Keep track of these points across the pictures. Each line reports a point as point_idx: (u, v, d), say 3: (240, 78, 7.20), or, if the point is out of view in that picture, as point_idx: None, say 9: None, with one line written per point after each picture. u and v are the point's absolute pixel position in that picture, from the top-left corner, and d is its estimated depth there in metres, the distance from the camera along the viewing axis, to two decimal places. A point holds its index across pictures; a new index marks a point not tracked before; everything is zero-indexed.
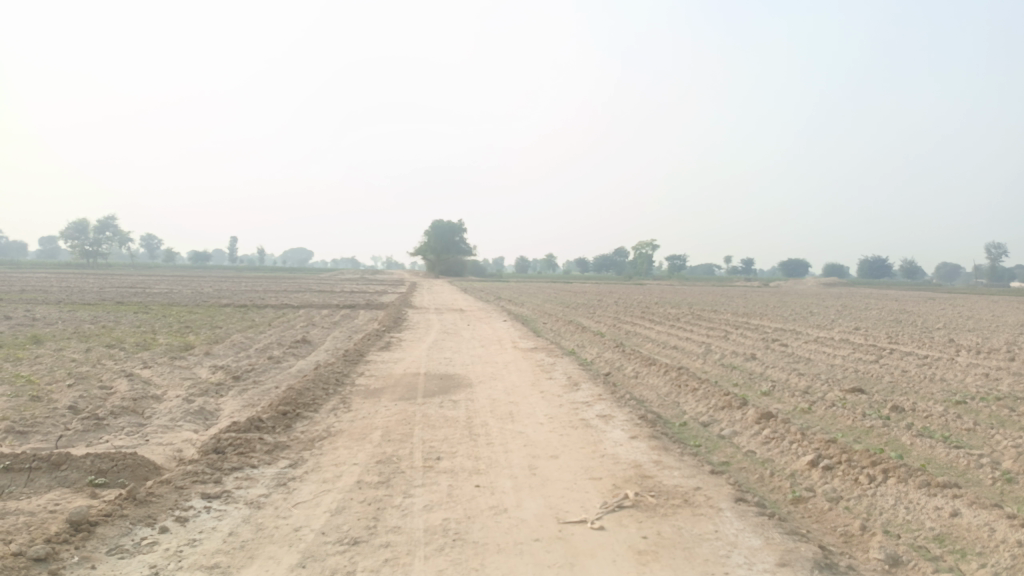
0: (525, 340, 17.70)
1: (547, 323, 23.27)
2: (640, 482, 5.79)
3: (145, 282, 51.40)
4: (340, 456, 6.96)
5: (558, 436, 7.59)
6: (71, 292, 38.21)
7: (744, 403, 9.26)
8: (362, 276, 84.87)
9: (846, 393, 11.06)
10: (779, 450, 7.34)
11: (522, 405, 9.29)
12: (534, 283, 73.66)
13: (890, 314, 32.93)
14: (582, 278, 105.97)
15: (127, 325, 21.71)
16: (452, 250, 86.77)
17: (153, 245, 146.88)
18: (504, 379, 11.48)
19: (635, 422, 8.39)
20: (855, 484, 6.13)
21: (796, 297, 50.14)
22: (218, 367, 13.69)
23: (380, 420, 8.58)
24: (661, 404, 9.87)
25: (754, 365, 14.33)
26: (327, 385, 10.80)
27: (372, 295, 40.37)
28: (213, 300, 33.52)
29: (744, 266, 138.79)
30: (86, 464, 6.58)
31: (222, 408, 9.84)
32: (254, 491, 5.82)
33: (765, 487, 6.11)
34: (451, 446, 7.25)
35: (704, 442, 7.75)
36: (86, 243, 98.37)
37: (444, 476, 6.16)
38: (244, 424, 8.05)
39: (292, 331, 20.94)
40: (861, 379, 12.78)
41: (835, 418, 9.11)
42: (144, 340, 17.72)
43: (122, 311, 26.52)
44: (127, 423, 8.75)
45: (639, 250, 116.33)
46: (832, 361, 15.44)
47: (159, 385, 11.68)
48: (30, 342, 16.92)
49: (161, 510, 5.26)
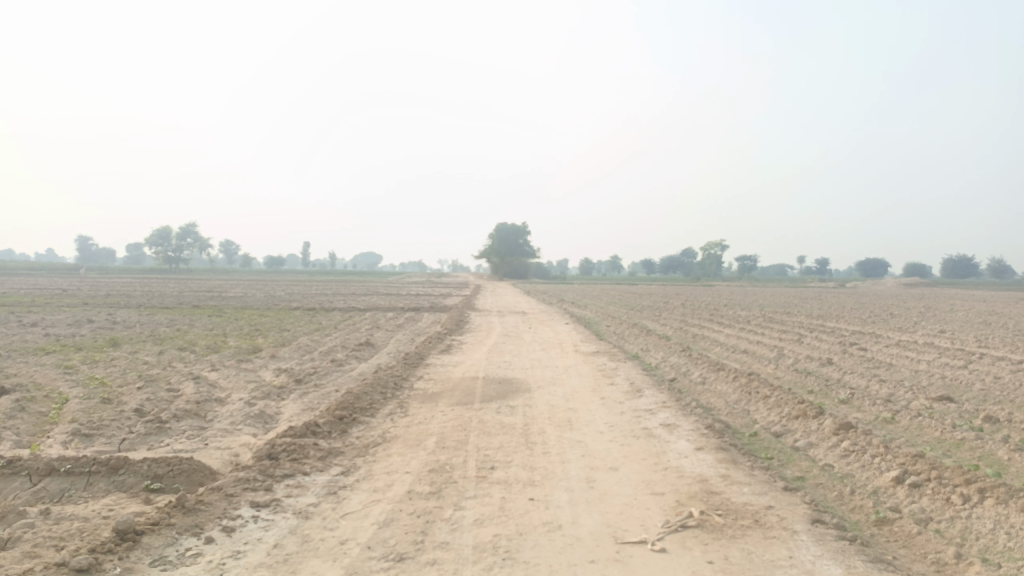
0: (587, 344, 17.35)
1: (611, 326, 22.79)
2: (706, 499, 5.39)
3: (220, 287, 53.25)
4: (393, 463, 6.78)
5: (618, 446, 7.24)
6: (151, 296, 39.84)
7: (820, 413, 8.68)
8: (428, 279, 85.83)
9: (932, 401, 10.29)
10: (859, 465, 6.79)
11: (582, 412, 8.95)
12: (599, 285, 72.97)
13: (977, 315, 31.06)
14: (649, 279, 104.43)
15: (199, 328, 22.30)
16: (517, 253, 86.89)
17: (230, 250, 152.17)
18: (565, 384, 11.17)
19: (701, 431, 7.94)
20: (947, 505, 5.57)
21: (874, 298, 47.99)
22: (281, 370, 13.81)
23: (435, 426, 8.40)
24: (730, 412, 9.37)
25: (830, 371, 13.57)
26: (385, 389, 10.69)
27: (437, 297, 40.61)
28: (283, 304, 34.30)
29: (818, 266, 134.11)
30: (144, 468, 6.60)
31: (282, 412, 9.84)
32: (303, 500, 5.68)
33: (845, 506, 5.61)
34: (506, 455, 6.98)
35: (776, 455, 7.25)
36: (167, 250, 102.76)
37: (497, 488, 5.90)
38: (299, 429, 7.98)
39: (356, 333, 21.11)
40: (949, 386, 11.91)
41: (921, 429, 8.44)
42: (214, 343, 18.13)
43: (197, 314, 27.36)
44: (188, 427, 8.82)
45: (707, 250, 113.84)
46: (916, 366, 14.49)
47: (223, 388, 11.84)
48: (108, 345, 17.52)
49: (208, 520, 5.17)
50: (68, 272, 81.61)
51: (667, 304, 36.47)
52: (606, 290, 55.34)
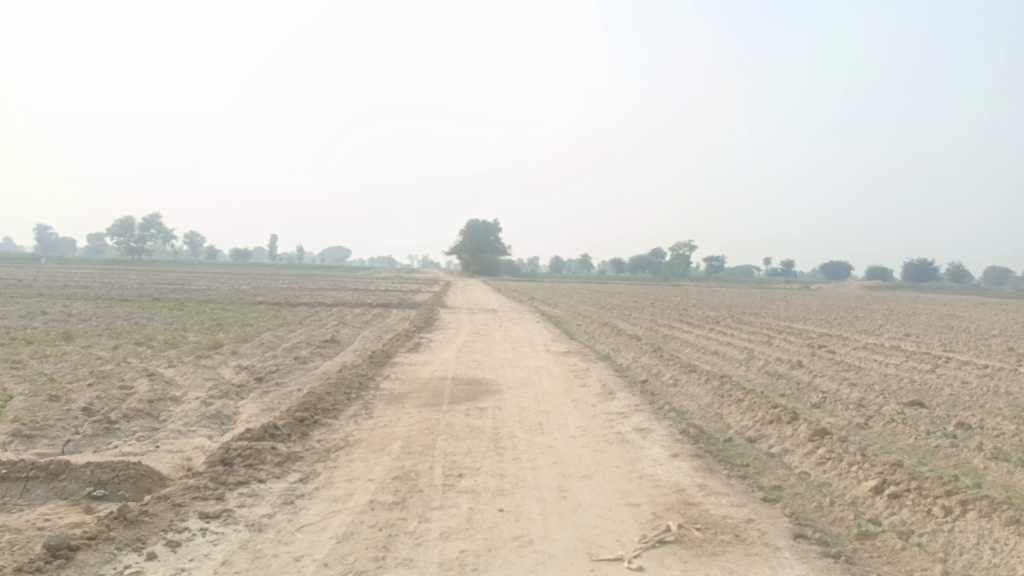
0: (558, 343, 17.11)
1: (581, 325, 22.62)
2: (684, 512, 5.15)
3: (183, 279, 52.07)
4: (355, 470, 6.44)
5: (591, 452, 6.98)
6: (111, 288, 38.79)
7: (794, 418, 8.52)
8: (396, 274, 85.16)
9: (903, 406, 10.21)
10: (836, 473, 6.63)
11: (553, 415, 8.69)
12: (568, 283, 72.97)
13: (940, 319, 31.53)
14: (619, 277, 104.73)
15: (159, 322, 21.59)
16: (487, 250, 86.67)
17: (194, 242, 149.36)
18: (536, 385, 10.91)
19: (675, 437, 7.73)
20: (928, 518, 5.40)
21: (839, 301, 48.64)
22: (241, 368, 13.34)
23: (401, 429, 8.07)
24: (703, 417, 9.17)
25: (801, 374, 13.47)
26: (349, 389, 10.31)
27: (406, 293, 40.00)
28: (248, 298, 33.58)
29: (784, 269, 135.84)
30: (86, 474, 6.17)
31: (240, 412, 9.41)
32: (257, 511, 5.32)
33: (825, 518, 5.43)
34: (475, 461, 6.69)
35: (752, 462, 7.06)
36: (129, 241, 100.41)
37: (465, 498, 5.60)
38: (257, 432, 7.59)
39: (321, 330, 20.60)
40: (918, 391, 11.88)
41: (895, 436, 8.33)
42: (173, 338, 17.51)
43: (156, 308, 26.54)
44: (139, 428, 8.37)
45: (676, 250, 114.55)
46: (885, 370, 14.50)
47: (179, 386, 11.35)
48: (61, 339, 16.81)
49: (152, 533, 4.79)
50: (29, 262, 78.82)
51: (636, 303, 36.40)
52: (576, 288, 55.39)
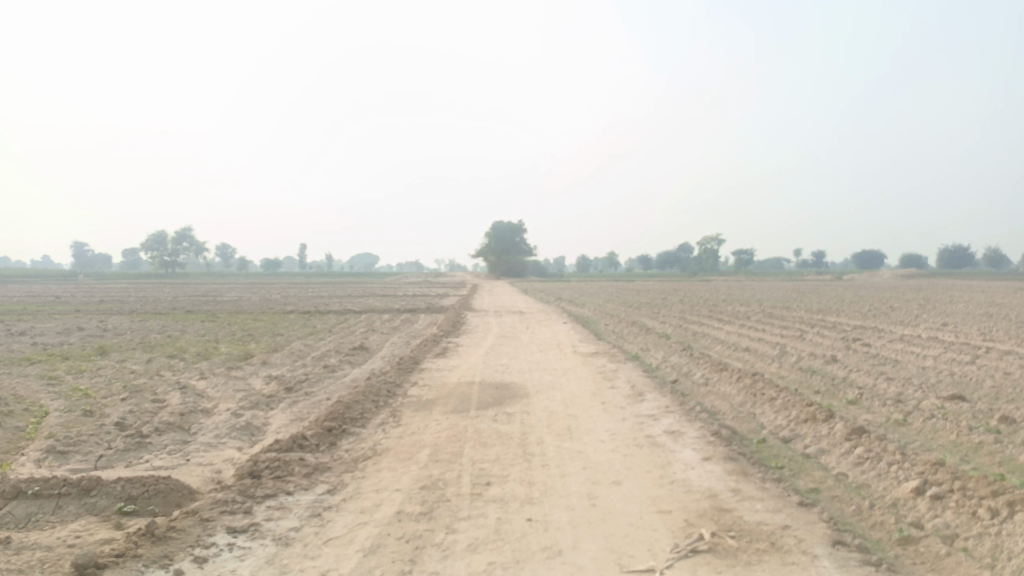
0: (586, 344, 16.97)
1: (609, 325, 22.44)
2: (717, 519, 5.02)
3: (216, 290, 52.86)
4: (382, 480, 6.40)
5: (621, 457, 6.86)
6: (145, 301, 39.52)
7: (830, 416, 8.31)
8: (423, 278, 85.56)
9: (943, 401, 9.92)
10: (875, 474, 6.43)
11: (581, 419, 8.58)
12: (595, 282, 72.63)
13: (979, 307, 30.73)
14: (647, 274, 104.01)
15: (191, 334, 21.87)
16: (513, 251, 86.63)
17: (225, 252, 151.50)
18: (564, 388, 10.80)
19: (707, 439, 7.57)
20: (974, 520, 5.20)
21: (873, 291, 47.72)
22: (271, 377, 13.43)
23: (429, 436, 8.02)
24: (736, 417, 8.99)
25: (836, 370, 13.17)
26: (377, 397, 10.29)
27: (433, 298, 40.10)
28: (278, 307, 33.93)
29: (814, 261, 133.87)
30: (116, 489, 6.21)
31: (269, 423, 9.45)
32: (284, 525, 5.30)
33: (865, 523, 5.25)
34: (503, 469, 6.61)
35: (787, 464, 6.89)
36: (162, 253, 102.17)
37: (492, 507, 5.52)
38: (285, 443, 7.60)
39: (350, 337, 20.71)
40: (959, 384, 11.54)
41: (936, 432, 8.08)
42: (205, 350, 17.71)
43: (189, 320, 26.89)
44: (170, 441, 8.43)
45: (704, 245, 113.40)
46: (922, 363, 14.14)
47: (210, 397, 11.45)
48: (96, 353, 17.09)
49: (180, 549, 4.79)
50: (66, 279, 80.50)
51: (665, 300, 36.05)
52: (604, 287, 55.12)
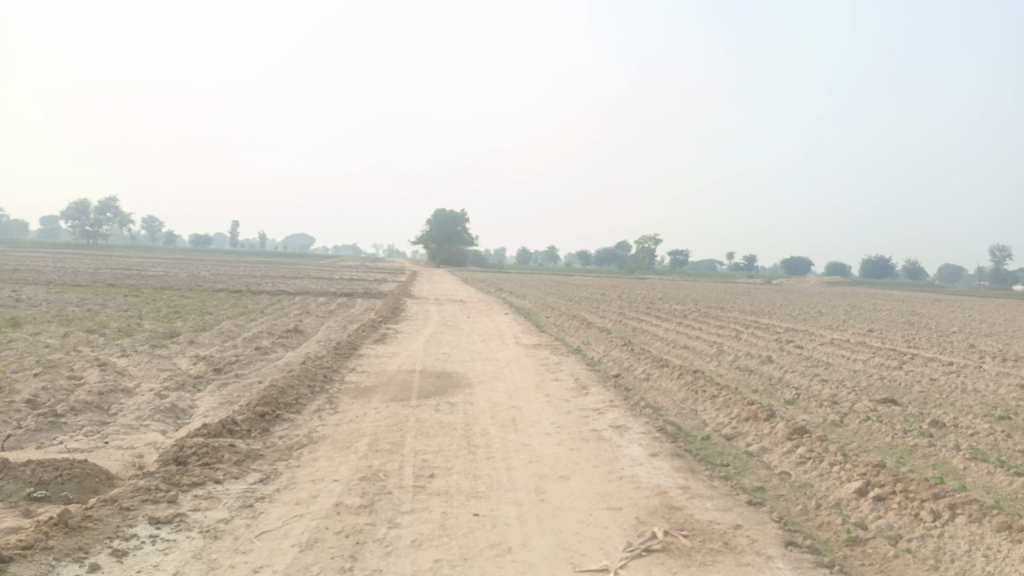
0: (528, 336, 16.85)
1: (550, 317, 22.40)
2: (668, 517, 4.91)
3: (142, 265, 50.67)
4: (319, 470, 6.07)
5: (568, 450, 6.71)
6: (64, 273, 37.50)
7: (771, 415, 8.36)
8: (361, 263, 84.33)
9: (876, 403, 10.15)
10: (818, 474, 6.46)
11: (526, 411, 8.41)
12: (534, 275, 72.75)
13: (900, 315, 32.02)
14: (586, 270, 104.88)
15: (113, 309, 20.76)
16: (454, 240, 86.09)
17: (153, 227, 145.66)
18: (507, 379, 10.63)
19: (652, 435, 7.50)
20: (916, 522, 5.25)
21: (801, 296, 49.26)
22: (199, 358, 12.79)
23: (368, 425, 7.71)
24: (678, 413, 8.98)
25: (772, 370, 13.41)
26: (313, 382, 9.88)
27: (370, 283, 39.40)
28: (208, 285, 32.72)
29: (746, 263, 137.55)
30: (25, 473, 5.70)
31: (197, 406, 8.95)
32: (212, 516, 4.93)
33: (812, 522, 5.24)
34: (446, 461, 6.37)
35: (732, 461, 6.87)
36: (85, 224, 97.43)
37: (437, 501, 5.27)
38: (214, 428, 7.17)
39: (284, 319, 20.05)
40: (888, 388, 11.87)
41: (871, 434, 8.23)
42: (127, 326, 16.78)
43: (112, 294, 25.57)
44: (87, 422, 7.86)
45: (641, 244, 115.15)
46: (853, 366, 14.52)
47: (133, 377, 10.81)
48: (8, 325, 16.00)
49: (96, 540, 4.38)
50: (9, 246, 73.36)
51: (603, 296, 36.32)
52: (541, 280, 55.40)
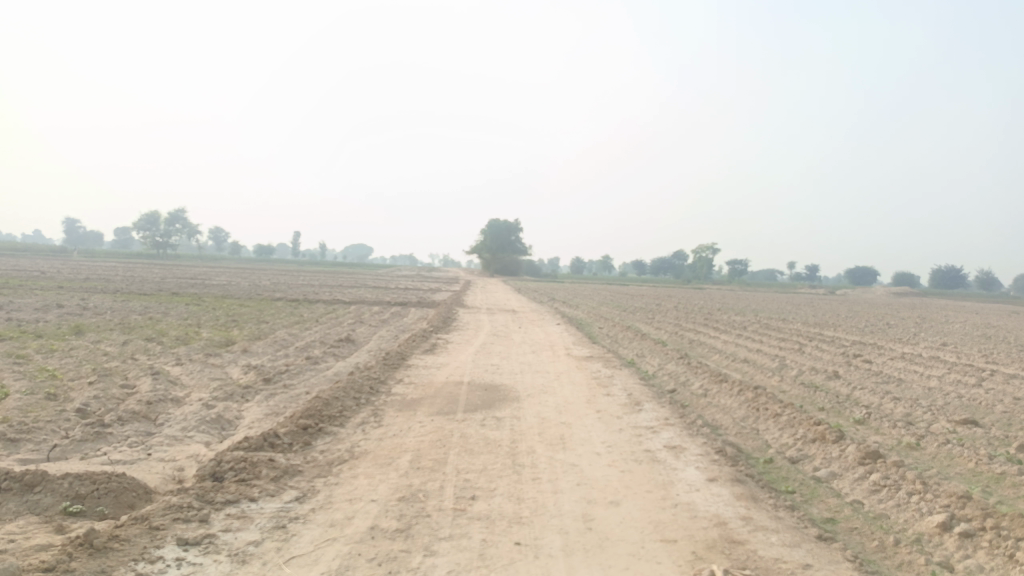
0: (579, 347, 16.45)
1: (604, 328, 21.93)
2: (729, 552, 4.48)
3: (206, 274, 52.09)
4: (357, 488, 5.83)
5: (619, 473, 6.31)
6: (131, 281, 38.83)
7: (840, 437, 7.77)
8: (416, 272, 85.10)
9: (955, 425, 9.40)
10: (894, 504, 5.89)
11: (576, 428, 8.03)
12: (589, 285, 72.15)
13: (975, 328, 30.28)
14: (642, 279, 103.40)
15: (173, 317, 21.20)
16: (508, 250, 86.01)
17: (219, 237, 150.30)
18: (557, 393, 10.25)
19: (711, 457, 7.03)
20: (1010, 564, 4.68)
21: (867, 307, 47.32)
22: (250, 367, 12.81)
23: (412, 440, 7.46)
24: (739, 433, 8.46)
25: (839, 386, 12.67)
26: (359, 394, 9.69)
27: (425, 293, 39.50)
28: (266, 294, 33.29)
29: (808, 274, 133.61)
30: (63, 487, 5.61)
31: (242, 417, 8.86)
32: (243, 538, 4.72)
33: (891, 562, 4.73)
34: (489, 481, 6.04)
35: (798, 488, 6.35)
36: (155, 234, 100.76)
37: (477, 527, 4.95)
38: (255, 441, 7.02)
39: (337, 328, 20.11)
40: (968, 408, 11.03)
41: (952, 459, 7.56)
42: (185, 335, 17.03)
43: (173, 302, 26.15)
44: (132, 433, 7.82)
45: (698, 253, 112.96)
46: (927, 383, 13.62)
47: (183, 386, 10.83)
48: (72, 333, 16.39)
49: (121, 563, 4.21)
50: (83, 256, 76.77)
51: (657, 306, 35.50)
52: (597, 290, 54.81)
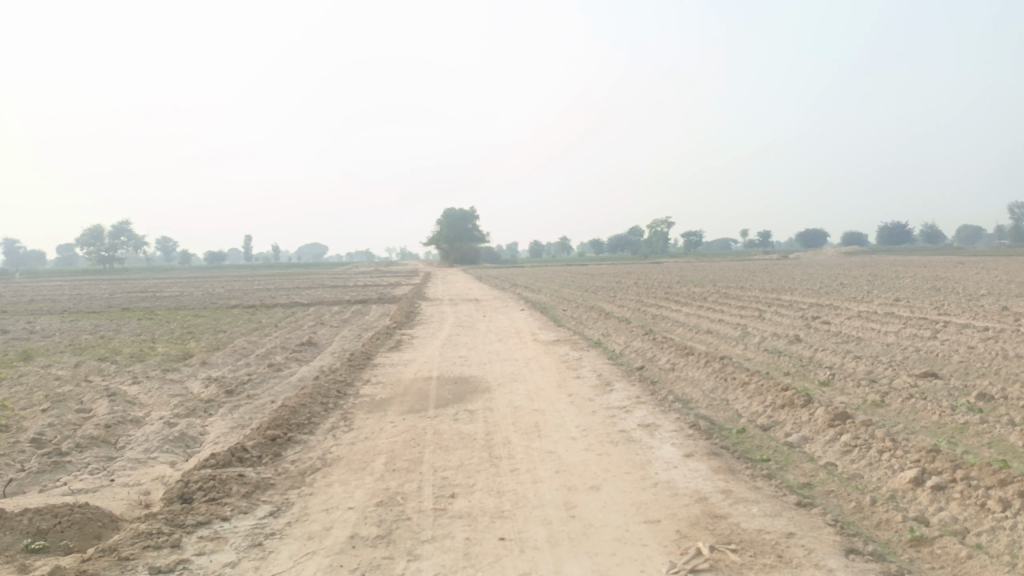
0: (545, 331, 16.44)
1: (567, 310, 21.95)
2: (712, 528, 4.49)
3: (157, 286, 50.72)
4: (333, 497, 5.69)
5: (596, 456, 6.29)
6: (79, 299, 37.55)
7: (808, 400, 7.87)
8: (375, 268, 84.22)
9: (917, 378, 9.62)
10: (866, 463, 5.99)
11: (549, 415, 7.99)
12: (549, 268, 72.29)
13: (925, 281, 31.16)
14: (600, 258, 104.05)
15: (126, 334, 20.56)
16: (465, 238, 85.64)
17: (168, 248, 146.64)
18: (527, 380, 10.21)
19: (685, 432, 7.06)
20: (983, 513, 4.78)
21: (821, 269, 48.34)
22: (211, 380, 12.48)
23: (384, 441, 7.34)
24: (710, 405, 8.52)
25: (802, 349, 12.88)
26: (326, 398, 9.50)
27: (385, 289, 39.09)
28: (221, 302, 32.54)
29: (761, 240, 136.07)
30: (23, 523, 5.36)
31: (207, 432, 8.62)
32: (218, 560, 4.57)
33: (870, 522, 4.80)
34: (468, 477, 5.96)
35: (772, 456, 6.41)
36: (100, 249, 97.68)
37: (459, 525, 4.88)
38: (222, 457, 6.82)
39: (298, 332, 19.76)
40: (927, 361, 11.30)
41: (916, 413, 7.73)
42: (140, 351, 16.52)
43: (125, 319, 25.38)
44: (92, 459, 7.54)
45: (653, 228, 114.08)
46: (885, 339, 13.94)
47: (143, 405, 10.50)
48: (20, 359, 15.76)
49: None
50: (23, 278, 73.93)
51: (618, 284, 35.72)
52: (557, 272, 54.99)
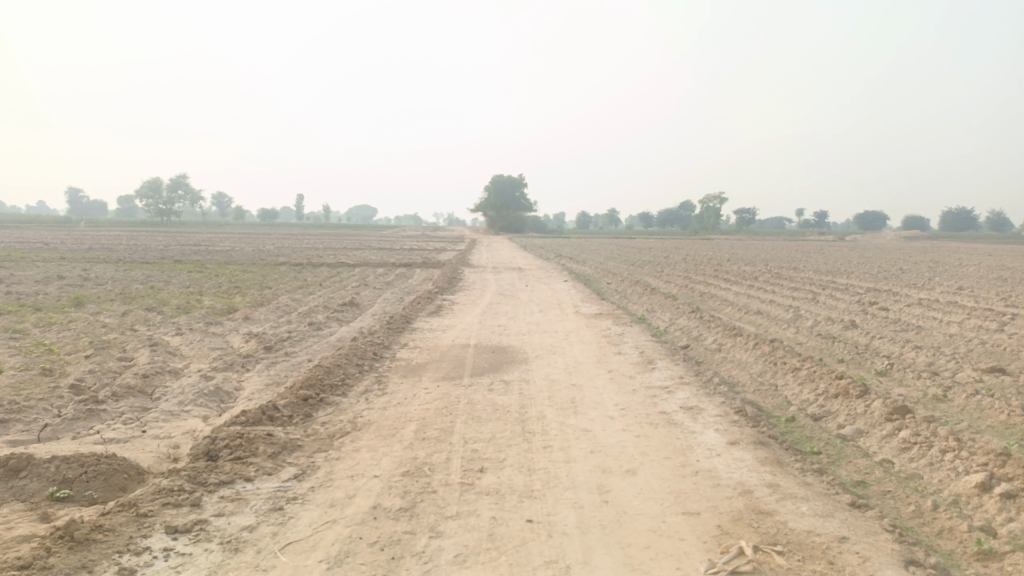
0: (588, 304, 16.11)
1: (612, 283, 21.49)
2: (757, 526, 4.16)
3: (209, 241, 51.70)
4: (359, 463, 5.52)
5: (635, 438, 5.98)
6: (134, 250, 38.35)
7: (865, 391, 7.40)
8: (422, 232, 84.50)
9: (983, 373, 9.01)
10: (926, 464, 5.55)
11: (587, 391, 7.69)
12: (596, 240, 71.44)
13: (990, 270, 29.62)
14: (648, 232, 102.55)
15: (175, 285, 20.86)
16: (513, 206, 85.13)
17: (224, 205, 149.77)
18: (567, 353, 9.93)
19: (731, 418, 6.69)
20: None
21: (877, 252, 46.60)
22: (251, 335, 12.50)
23: (416, 408, 7.15)
24: (757, 390, 8.12)
25: (857, 336, 12.28)
26: (361, 360, 9.37)
27: (431, 253, 39.04)
28: (270, 258, 32.87)
29: (816, 220, 132.34)
30: (50, 471, 5.32)
31: (241, 388, 8.57)
32: (237, 522, 4.43)
33: (930, 530, 4.41)
34: (498, 451, 5.73)
35: (824, 449, 6.01)
36: (158, 202, 99.91)
37: (486, 503, 4.64)
38: (252, 415, 6.71)
39: (342, 292, 19.79)
40: (993, 355, 10.62)
41: (981, 412, 7.21)
42: (186, 303, 16.69)
43: (176, 270, 25.83)
44: (127, 408, 7.53)
45: (706, 203, 111.78)
46: (947, 329, 13.22)
47: (183, 357, 10.56)
48: (72, 305, 16.06)
49: (102, 556, 3.91)
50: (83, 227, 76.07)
51: (666, 259, 35.06)
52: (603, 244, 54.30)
